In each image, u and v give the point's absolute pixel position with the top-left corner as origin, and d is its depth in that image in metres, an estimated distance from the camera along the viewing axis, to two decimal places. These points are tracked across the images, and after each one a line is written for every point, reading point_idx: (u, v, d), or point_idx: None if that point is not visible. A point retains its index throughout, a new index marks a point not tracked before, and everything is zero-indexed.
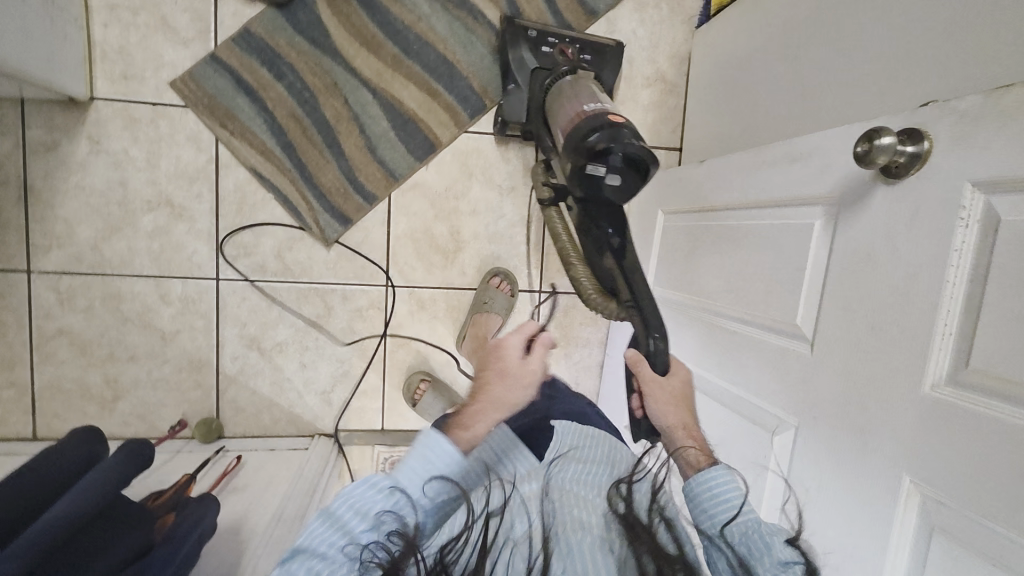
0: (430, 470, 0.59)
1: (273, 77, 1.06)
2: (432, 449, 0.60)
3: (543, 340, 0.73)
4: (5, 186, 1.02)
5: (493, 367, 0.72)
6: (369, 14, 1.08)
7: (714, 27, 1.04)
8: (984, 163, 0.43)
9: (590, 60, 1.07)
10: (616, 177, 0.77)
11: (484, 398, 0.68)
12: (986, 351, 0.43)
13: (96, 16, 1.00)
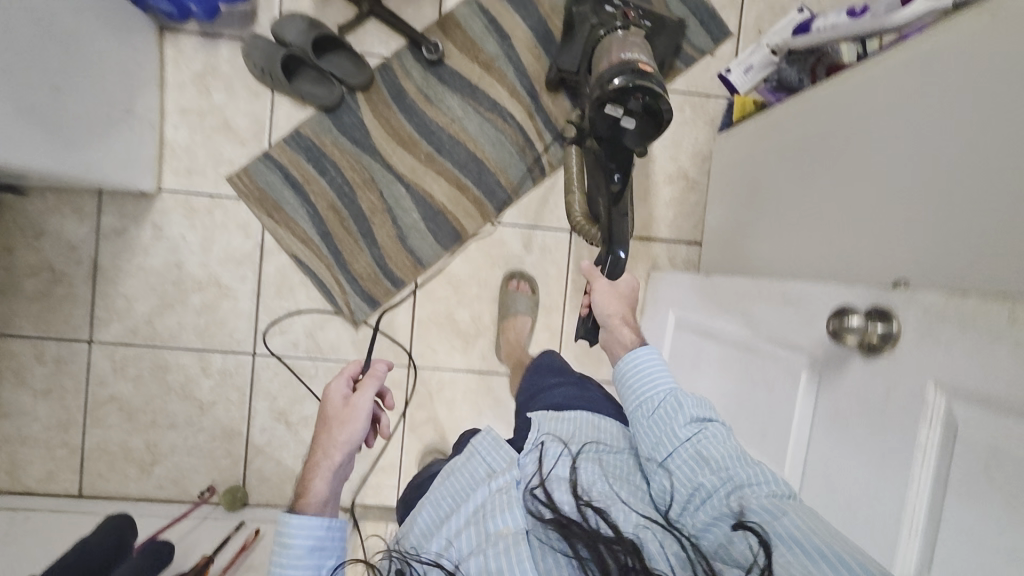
0: (315, 551, 0.66)
1: (317, 173, 1.17)
2: (300, 534, 0.66)
3: (372, 372, 0.77)
4: (78, 265, 1.14)
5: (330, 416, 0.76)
6: (406, 116, 1.18)
7: (734, 135, 1.09)
8: (946, 376, 0.49)
9: (648, 25, 1.07)
10: (631, 122, 0.90)
11: (318, 446, 0.74)
12: (946, 557, 0.49)
13: (169, 120, 1.14)
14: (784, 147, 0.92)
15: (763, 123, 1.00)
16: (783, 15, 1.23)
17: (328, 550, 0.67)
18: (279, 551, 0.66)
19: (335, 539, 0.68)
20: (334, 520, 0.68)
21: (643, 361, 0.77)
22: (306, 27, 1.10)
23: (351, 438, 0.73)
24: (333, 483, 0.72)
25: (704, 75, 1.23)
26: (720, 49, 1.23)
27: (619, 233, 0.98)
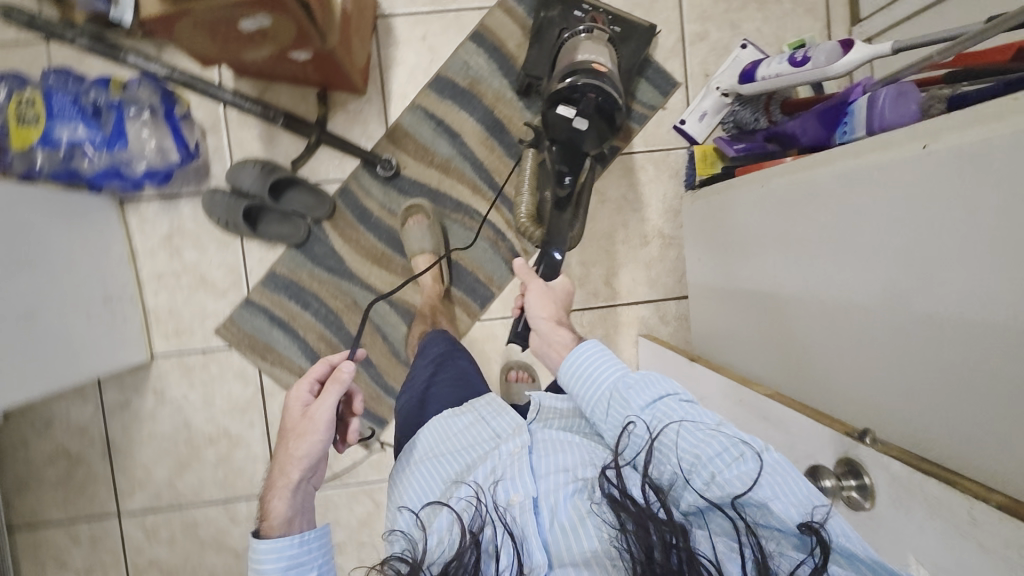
0: (291, 570, 0.60)
1: (300, 307, 1.18)
2: (270, 559, 0.59)
3: (336, 377, 0.65)
4: (92, 444, 1.17)
5: (286, 425, 0.67)
6: (375, 234, 1.19)
7: (693, 210, 1.10)
8: (925, 549, 0.51)
9: (618, 30, 1.12)
10: (583, 122, 0.92)
11: (278, 461, 0.65)
12: None
13: (147, 287, 1.16)
14: (745, 230, 0.91)
15: (715, 204, 1.01)
16: (727, 54, 1.21)
17: (307, 564, 0.60)
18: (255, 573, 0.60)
19: (312, 556, 0.61)
20: (305, 535, 0.61)
21: (587, 354, 0.69)
22: (261, 173, 1.10)
23: (310, 452, 0.64)
24: (297, 498, 0.64)
25: (662, 130, 1.22)
26: (671, 100, 1.22)
27: (561, 236, 1.01)
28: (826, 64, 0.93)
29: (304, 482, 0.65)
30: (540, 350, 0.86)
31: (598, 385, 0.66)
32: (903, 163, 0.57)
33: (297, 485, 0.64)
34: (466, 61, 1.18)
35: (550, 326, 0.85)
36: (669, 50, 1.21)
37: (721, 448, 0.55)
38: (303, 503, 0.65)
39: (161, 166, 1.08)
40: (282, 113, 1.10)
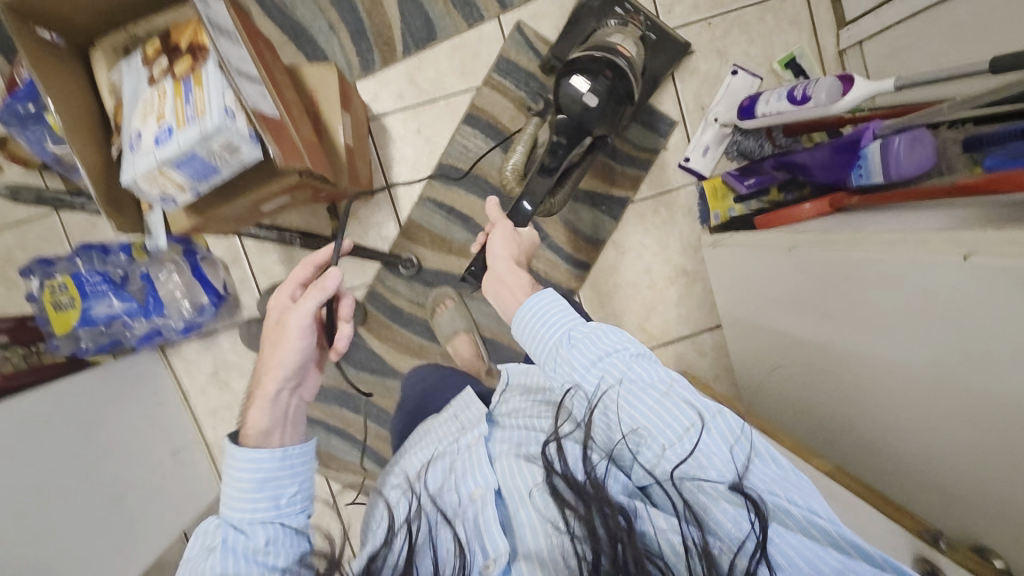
0: (268, 482, 0.61)
1: (352, 411, 1.22)
2: (247, 468, 0.60)
3: (320, 283, 0.68)
4: None
5: (269, 332, 0.71)
6: (409, 328, 1.21)
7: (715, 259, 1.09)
8: None
9: (654, 38, 1.14)
10: (594, 98, 0.91)
11: (258, 370, 0.68)
12: None
13: (204, 423, 1.20)
14: (774, 289, 0.92)
15: (740, 258, 1.00)
16: (719, 84, 1.21)
17: (284, 478, 0.61)
18: (228, 484, 0.61)
19: (290, 472, 0.62)
20: (282, 450, 0.62)
21: (538, 304, 0.66)
22: None
23: (286, 360, 0.67)
24: (273, 414, 0.66)
25: (668, 171, 1.23)
26: (671, 139, 1.22)
27: (535, 190, 0.93)
28: (828, 102, 0.93)
29: (286, 398, 0.67)
30: (498, 302, 0.74)
31: (545, 342, 0.64)
32: (936, 269, 0.58)
33: (276, 400, 0.66)
34: (464, 145, 1.18)
35: (512, 270, 0.75)
36: (661, 91, 1.21)
37: (667, 407, 0.57)
38: (283, 420, 0.66)
39: (197, 319, 1.09)
40: (299, 235, 1.09)
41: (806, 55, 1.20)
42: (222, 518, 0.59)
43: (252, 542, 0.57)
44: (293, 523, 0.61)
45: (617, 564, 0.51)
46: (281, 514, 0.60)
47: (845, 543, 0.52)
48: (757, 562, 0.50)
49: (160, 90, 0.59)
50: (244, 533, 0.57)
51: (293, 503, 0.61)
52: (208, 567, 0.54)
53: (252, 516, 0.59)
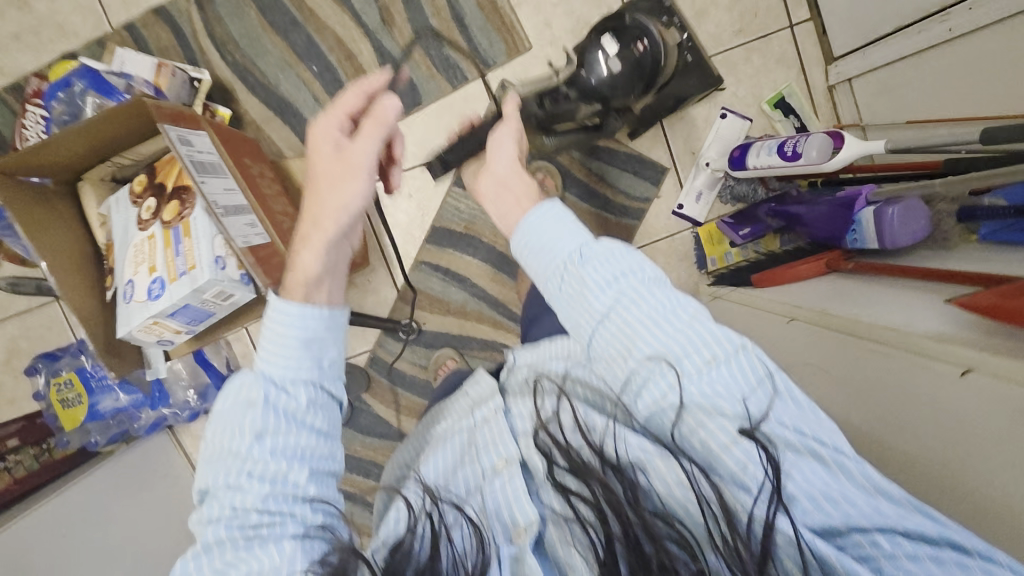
0: (312, 343, 0.58)
1: (363, 476, 1.23)
2: (296, 322, 0.57)
3: (382, 113, 0.61)
4: None
5: (314, 147, 0.62)
6: (413, 391, 1.22)
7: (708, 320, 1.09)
8: None
9: (686, 44, 1.06)
10: (620, 65, 0.92)
11: (311, 208, 0.61)
12: None
13: None
14: None
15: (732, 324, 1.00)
16: (709, 128, 1.20)
17: (319, 344, 0.58)
18: (269, 344, 0.57)
19: (330, 340, 0.59)
20: (329, 308, 0.58)
21: (541, 216, 0.60)
22: None
23: (351, 203, 0.62)
24: (325, 258, 0.61)
25: (663, 218, 1.22)
26: (664, 186, 1.21)
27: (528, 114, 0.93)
28: (819, 161, 0.92)
29: (329, 244, 0.61)
30: (495, 196, 0.65)
31: (553, 267, 0.59)
32: (930, 378, 0.58)
33: (325, 240, 0.61)
34: (456, 207, 1.18)
35: (519, 170, 0.66)
36: (650, 139, 1.20)
37: (680, 340, 0.53)
38: (324, 266, 0.60)
39: (204, 405, 1.09)
40: None
41: (796, 94, 1.19)
42: (257, 374, 0.56)
43: (294, 403, 0.55)
44: (332, 390, 0.59)
45: (629, 542, 0.51)
46: (323, 378, 0.59)
47: (871, 483, 0.50)
48: (777, 515, 0.48)
49: (149, 240, 0.60)
50: (286, 393, 0.55)
51: (330, 370, 0.59)
52: (255, 421, 0.53)
53: (296, 379, 0.57)
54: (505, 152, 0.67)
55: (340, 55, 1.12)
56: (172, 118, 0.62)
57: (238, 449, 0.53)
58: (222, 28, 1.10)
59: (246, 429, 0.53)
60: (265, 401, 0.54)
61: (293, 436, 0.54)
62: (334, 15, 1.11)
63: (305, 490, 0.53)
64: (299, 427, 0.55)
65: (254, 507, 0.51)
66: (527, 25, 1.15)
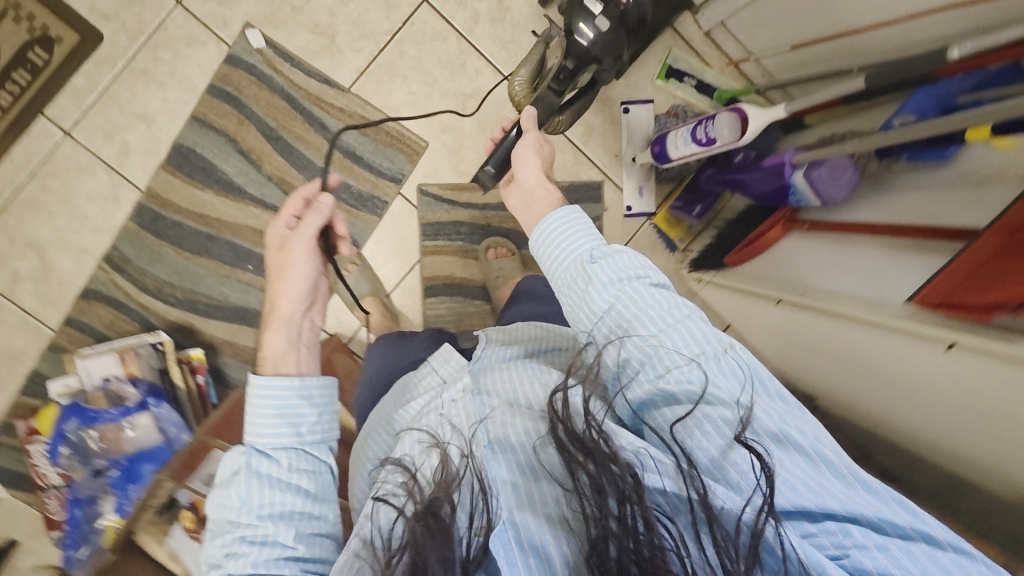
0: (288, 410, 0.59)
1: None
2: (268, 398, 0.58)
3: (321, 204, 0.73)
4: None
5: (273, 251, 0.73)
6: None
7: (709, 295, 1.12)
8: None
9: None
10: (606, 23, 0.81)
11: (271, 297, 0.70)
12: None
13: None
14: (774, 333, 0.97)
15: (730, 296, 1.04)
16: (618, 126, 1.21)
17: (303, 410, 0.59)
18: (253, 415, 0.59)
19: (309, 402, 0.60)
20: (303, 378, 0.60)
21: (556, 223, 0.61)
22: None
23: (301, 280, 0.70)
24: (291, 331, 0.68)
25: (623, 227, 1.23)
26: (608, 198, 1.22)
27: (542, 108, 0.86)
28: (733, 137, 0.95)
29: (299, 313, 0.69)
30: (523, 213, 0.71)
31: (565, 272, 0.60)
32: (923, 359, 0.64)
33: (296, 312, 0.69)
34: (437, 314, 1.19)
35: (545, 184, 0.70)
36: (574, 163, 1.21)
37: (673, 333, 0.53)
38: (303, 338, 0.69)
39: None
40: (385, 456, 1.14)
41: (680, 56, 1.19)
42: (247, 447, 0.57)
43: (277, 468, 0.56)
44: (320, 454, 0.60)
45: (626, 525, 0.43)
46: (305, 443, 0.59)
47: (845, 470, 0.47)
48: (767, 514, 0.44)
49: None
50: (269, 459, 0.57)
51: (315, 432, 0.60)
52: (241, 492, 0.54)
53: (278, 444, 0.57)
54: (525, 171, 0.71)
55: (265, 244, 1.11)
56: (189, 462, 0.89)
57: (234, 519, 0.54)
58: (149, 277, 1.09)
59: (233, 499, 0.54)
60: (263, 476, 0.55)
61: (280, 498, 0.54)
62: (240, 212, 1.10)
63: (294, 549, 0.53)
64: (286, 491, 0.55)
65: (246, 575, 0.51)
66: (414, 126, 1.14)
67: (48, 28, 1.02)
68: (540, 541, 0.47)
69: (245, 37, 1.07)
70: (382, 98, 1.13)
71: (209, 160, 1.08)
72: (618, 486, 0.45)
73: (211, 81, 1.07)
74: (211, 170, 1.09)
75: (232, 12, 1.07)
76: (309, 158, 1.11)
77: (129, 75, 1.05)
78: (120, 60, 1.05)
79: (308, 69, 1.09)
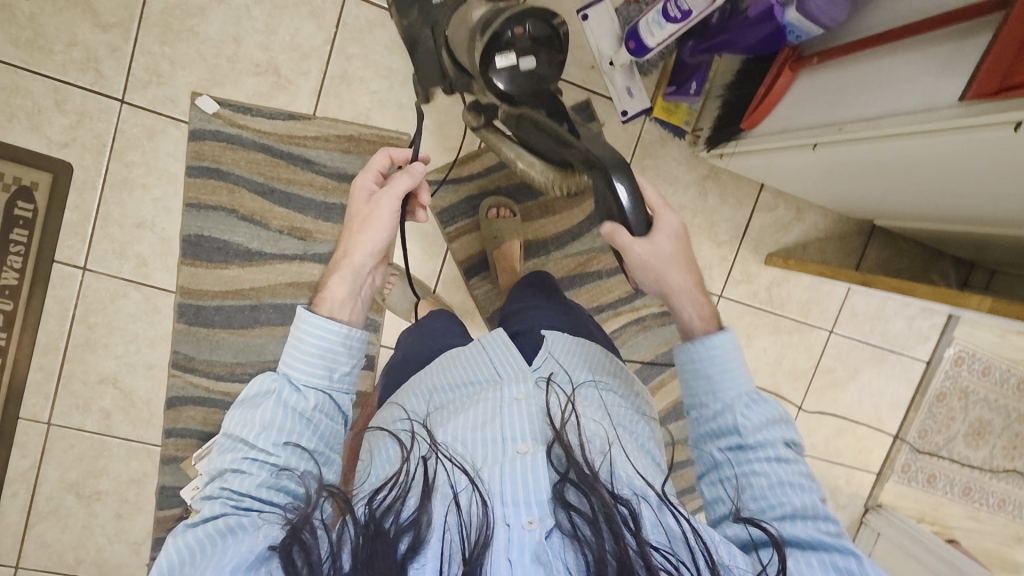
0: (327, 355, 0.62)
1: None
2: (315, 334, 0.61)
3: (416, 168, 0.71)
4: None
5: (355, 197, 0.72)
6: None
7: (729, 155, 1.08)
8: None
9: None
10: (529, 62, 0.76)
11: (342, 246, 0.70)
12: None
13: None
14: (811, 165, 0.93)
15: (752, 146, 0.99)
16: (584, 36, 1.15)
17: (340, 358, 0.62)
18: (293, 346, 0.62)
19: (349, 357, 0.63)
20: (349, 328, 0.63)
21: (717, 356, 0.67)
22: None
23: (380, 235, 0.69)
24: (354, 281, 0.68)
25: (625, 136, 1.20)
26: (601, 112, 1.18)
27: (608, 158, 0.69)
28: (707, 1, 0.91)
29: (367, 271, 0.68)
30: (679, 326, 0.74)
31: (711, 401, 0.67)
32: (995, 137, 0.60)
33: (366, 271, 0.68)
34: (486, 290, 1.20)
35: (688, 303, 0.72)
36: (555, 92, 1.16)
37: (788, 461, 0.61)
38: (359, 297, 0.68)
39: None
40: None
41: None
42: (282, 373, 0.61)
43: (304, 403, 0.60)
44: (340, 402, 0.63)
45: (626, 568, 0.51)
46: (333, 389, 0.63)
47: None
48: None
49: None
50: (299, 394, 0.60)
51: (344, 383, 0.63)
52: (265, 416, 0.58)
53: (311, 383, 0.61)
54: (660, 289, 0.73)
55: (305, 292, 1.13)
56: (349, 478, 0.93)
57: (250, 440, 0.57)
58: (218, 365, 1.12)
59: (257, 418, 0.57)
60: (290, 407, 0.59)
61: (300, 434, 0.58)
62: (269, 274, 1.12)
63: (296, 486, 0.57)
64: (304, 427, 0.59)
65: (247, 492, 0.55)
66: (390, 124, 1.12)
67: (21, 178, 1.02)
68: (545, 555, 0.55)
69: (198, 106, 1.05)
70: (349, 109, 1.10)
71: (221, 238, 1.09)
72: (614, 524, 0.54)
73: (187, 163, 1.06)
74: (227, 247, 1.09)
75: (175, 88, 1.04)
76: (307, 197, 1.11)
77: (112, 191, 1.05)
78: (97, 179, 1.04)
79: (269, 112, 1.07)
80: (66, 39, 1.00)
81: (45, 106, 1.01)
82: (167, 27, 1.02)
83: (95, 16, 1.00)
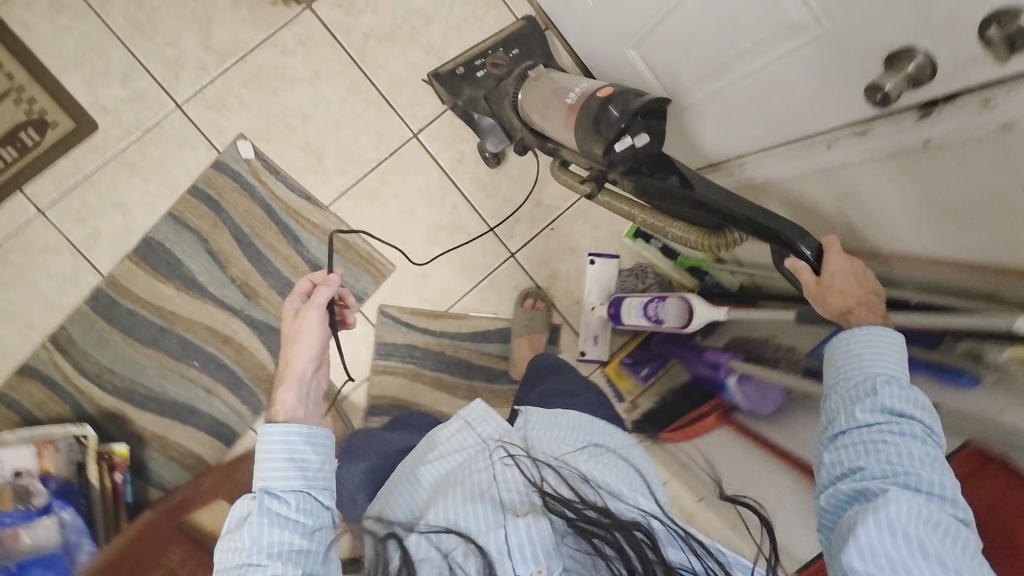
0: (295, 454, 0.59)
1: None
2: (279, 443, 0.59)
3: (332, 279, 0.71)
4: None
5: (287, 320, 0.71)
6: None
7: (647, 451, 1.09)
8: None
9: (519, 51, 1.15)
10: (643, 137, 0.80)
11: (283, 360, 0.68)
12: None
13: None
14: None
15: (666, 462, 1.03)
16: (584, 275, 1.25)
17: (310, 457, 0.60)
18: (260, 461, 0.59)
19: (318, 452, 0.61)
20: (312, 427, 0.61)
21: (869, 338, 0.58)
22: None
23: (313, 344, 0.68)
24: (299, 390, 0.66)
25: None
26: (564, 341, 1.26)
27: (786, 229, 0.69)
28: (679, 321, 1.02)
29: (299, 383, 0.66)
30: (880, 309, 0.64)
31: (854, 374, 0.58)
32: None
33: (297, 381, 0.66)
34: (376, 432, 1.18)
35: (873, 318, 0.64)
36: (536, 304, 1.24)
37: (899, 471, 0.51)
38: (309, 412, 0.66)
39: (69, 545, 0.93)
40: None
41: None
42: (258, 491, 0.58)
43: (286, 510, 0.57)
44: (324, 499, 0.60)
45: None
46: (312, 486, 0.60)
47: None
48: None
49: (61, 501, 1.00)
50: (280, 500, 0.57)
51: (321, 478, 0.61)
52: (253, 531, 0.55)
53: (288, 486, 0.58)
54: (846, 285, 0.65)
55: (216, 341, 1.12)
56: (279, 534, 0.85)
57: (244, 560, 0.54)
58: (92, 361, 1.08)
59: (243, 540, 0.55)
60: (283, 518, 0.57)
61: (287, 537, 0.55)
62: (196, 308, 1.11)
63: None
64: (291, 529, 0.56)
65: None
66: (384, 249, 1.18)
67: (46, 113, 1.05)
68: None
69: (236, 146, 1.11)
70: (358, 219, 1.17)
71: (177, 256, 1.10)
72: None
73: (194, 183, 1.10)
74: (178, 267, 1.10)
75: (228, 122, 1.11)
76: (276, 266, 1.14)
77: (115, 167, 1.08)
78: (110, 150, 1.08)
79: (291, 183, 1.14)
80: (169, 38, 1.08)
81: (112, 73, 1.07)
82: (256, 76, 1.11)
83: (206, 36, 1.09)
